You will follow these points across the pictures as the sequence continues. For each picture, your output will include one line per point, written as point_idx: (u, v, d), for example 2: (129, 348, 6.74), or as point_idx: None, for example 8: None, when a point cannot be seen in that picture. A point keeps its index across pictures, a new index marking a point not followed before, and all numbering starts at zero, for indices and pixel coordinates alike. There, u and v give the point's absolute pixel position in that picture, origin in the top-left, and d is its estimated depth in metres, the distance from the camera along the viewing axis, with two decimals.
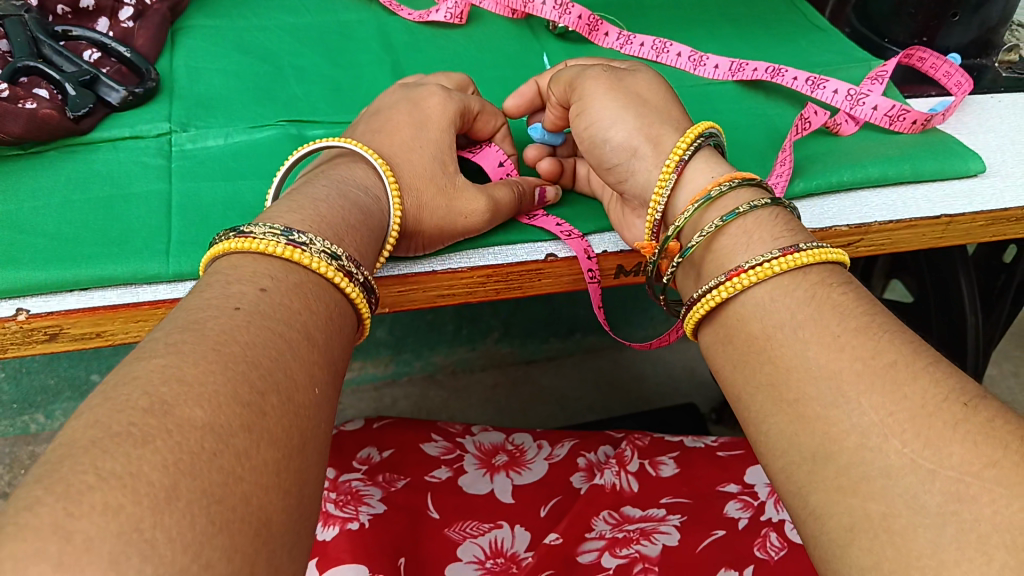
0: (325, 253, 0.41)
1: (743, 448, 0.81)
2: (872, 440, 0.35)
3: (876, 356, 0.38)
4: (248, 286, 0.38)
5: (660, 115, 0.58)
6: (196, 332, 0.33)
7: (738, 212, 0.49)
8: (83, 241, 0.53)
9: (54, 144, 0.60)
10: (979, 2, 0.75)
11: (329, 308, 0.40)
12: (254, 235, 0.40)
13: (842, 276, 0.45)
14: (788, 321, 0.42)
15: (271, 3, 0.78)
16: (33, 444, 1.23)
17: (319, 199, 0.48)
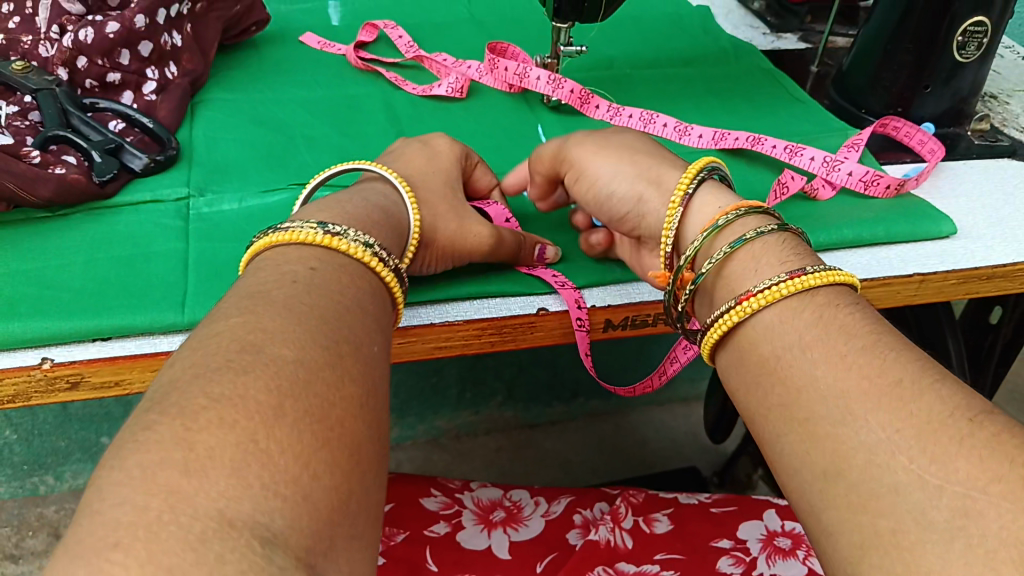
0: (360, 241, 0.48)
1: (736, 504, 0.83)
2: (879, 457, 0.37)
3: (882, 375, 0.40)
4: (299, 265, 0.45)
5: (656, 159, 0.62)
6: (226, 347, 0.37)
7: (747, 240, 0.51)
8: (105, 293, 0.57)
9: (80, 208, 0.64)
10: (949, 74, 0.80)
11: (369, 283, 0.47)
12: (290, 228, 0.47)
13: (850, 296, 0.47)
14: (796, 342, 0.44)
15: (286, 78, 0.83)
16: (42, 506, 1.25)
17: (352, 201, 0.54)
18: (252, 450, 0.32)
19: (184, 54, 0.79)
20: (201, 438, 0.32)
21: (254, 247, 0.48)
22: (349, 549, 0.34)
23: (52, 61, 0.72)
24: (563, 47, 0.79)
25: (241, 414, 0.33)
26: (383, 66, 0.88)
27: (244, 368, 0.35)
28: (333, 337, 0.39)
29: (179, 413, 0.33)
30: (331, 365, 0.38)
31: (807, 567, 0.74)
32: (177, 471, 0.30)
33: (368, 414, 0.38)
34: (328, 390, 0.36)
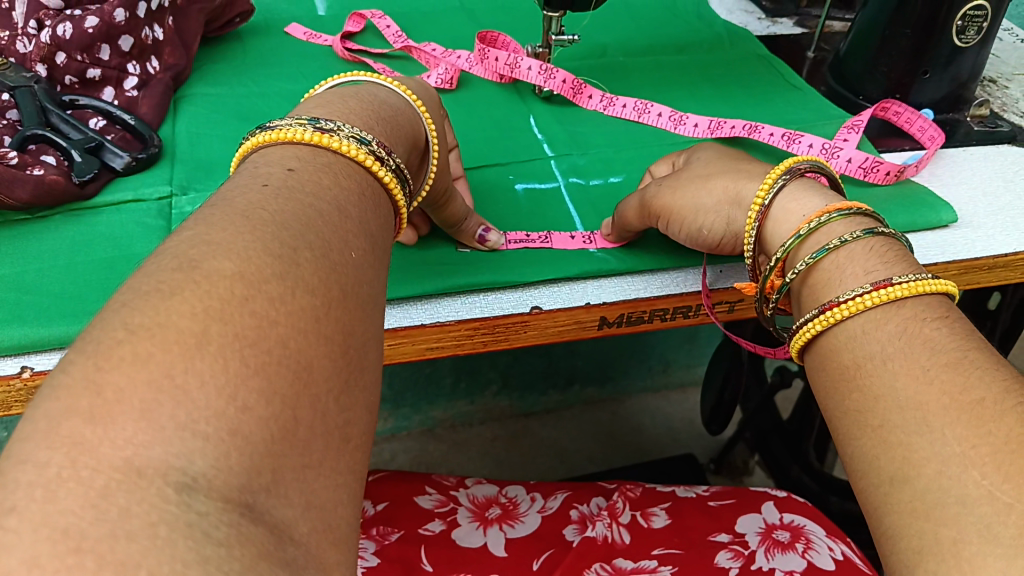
0: (352, 138, 0.45)
1: (734, 497, 0.82)
2: (951, 469, 0.37)
3: (964, 392, 0.39)
4: (276, 168, 0.42)
5: (739, 175, 0.60)
6: (165, 264, 0.32)
7: (833, 245, 0.50)
8: (85, 297, 0.56)
9: (60, 209, 0.62)
10: (948, 59, 0.79)
11: (359, 183, 0.43)
12: (279, 127, 0.44)
13: (940, 309, 0.45)
14: (878, 352, 0.44)
15: (271, 70, 0.82)
16: None
17: (337, 98, 0.51)
18: (165, 389, 0.27)
19: (166, 47, 0.77)
20: (111, 379, 0.27)
21: (251, 142, 0.45)
22: (302, 479, 0.29)
23: (30, 57, 0.70)
24: (555, 36, 0.77)
25: (157, 345, 0.28)
26: (371, 56, 0.86)
27: (175, 289, 0.30)
28: (287, 247, 0.35)
29: (93, 349, 0.28)
30: (281, 285, 0.33)
31: (806, 561, 0.72)
32: (82, 420, 0.26)
33: (331, 323, 0.34)
34: (268, 306, 0.32)
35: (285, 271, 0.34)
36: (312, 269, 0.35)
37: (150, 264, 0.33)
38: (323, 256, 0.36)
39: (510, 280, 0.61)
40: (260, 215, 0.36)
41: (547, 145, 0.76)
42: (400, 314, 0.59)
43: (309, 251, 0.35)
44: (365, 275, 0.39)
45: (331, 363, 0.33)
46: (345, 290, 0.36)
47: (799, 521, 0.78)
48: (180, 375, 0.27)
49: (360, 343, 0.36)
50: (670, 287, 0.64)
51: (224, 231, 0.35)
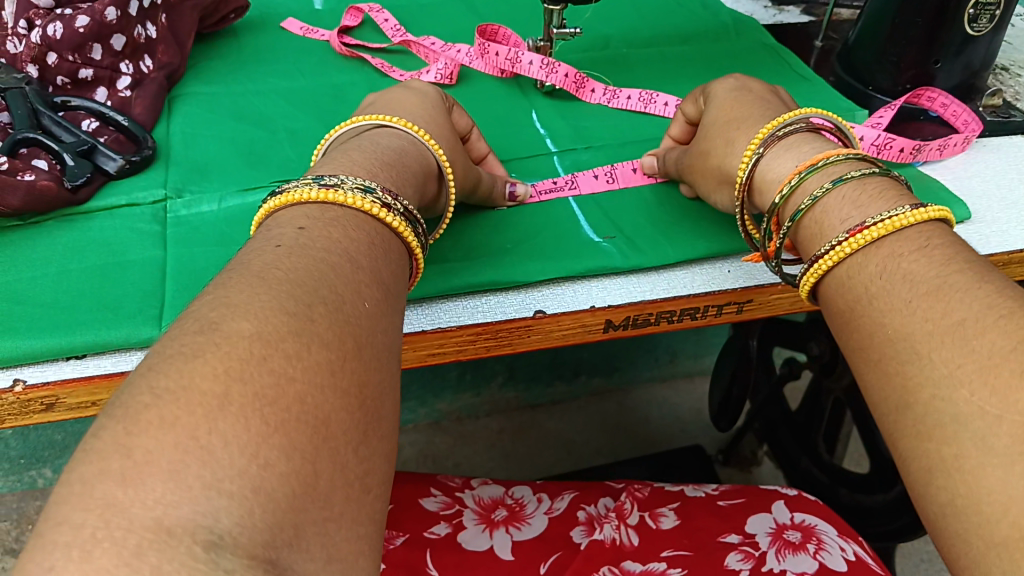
0: (358, 189, 0.43)
1: (744, 496, 0.81)
2: (942, 391, 0.37)
3: (945, 316, 0.39)
4: (287, 228, 0.40)
5: (727, 145, 0.61)
6: (187, 327, 0.32)
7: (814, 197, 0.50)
8: (79, 307, 0.54)
9: (53, 215, 0.61)
10: (959, 48, 0.77)
11: (368, 234, 0.42)
12: (286, 189, 0.43)
13: (920, 236, 0.44)
14: (866, 296, 0.44)
15: (266, 67, 0.80)
16: (40, 498, 1.28)
17: (344, 149, 0.52)
18: (191, 450, 0.26)
19: (159, 46, 0.75)
20: (140, 441, 0.26)
21: (261, 207, 0.44)
22: (324, 533, 0.28)
23: (20, 58, 0.69)
24: (556, 30, 0.75)
25: (181, 408, 0.27)
26: (370, 51, 0.84)
27: (196, 352, 0.30)
28: (302, 304, 0.34)
29: (123, 414, 0.27)
30: (297, 341, 0.32)
31: (818, 562, 0.71)
32: (116, 482, 0.25)
33: (347, 377, 0.32)
34: (286, 364, 0.30)
35: (304, 329, 0.32)
36: (330, 323, 0.33)
37: (176, 327, 0.32)
38: (341, 311, 0.35)
39: (513, 280, 0.60)
40: (275, 274, 0.35)
41: (549, 140, 0.75)
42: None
43: (324, 308, 0.34)
44: (385, 327, 0.37)
45: (349, 415, 0.31)
46: (360, 340, 0.34)
47: (810, 519, 0.76)
48: (205, 435, 0.27)
49: (375, 379, 0.34)
50: (678, 289, 0.62)
51: (244, 291, 0.34)
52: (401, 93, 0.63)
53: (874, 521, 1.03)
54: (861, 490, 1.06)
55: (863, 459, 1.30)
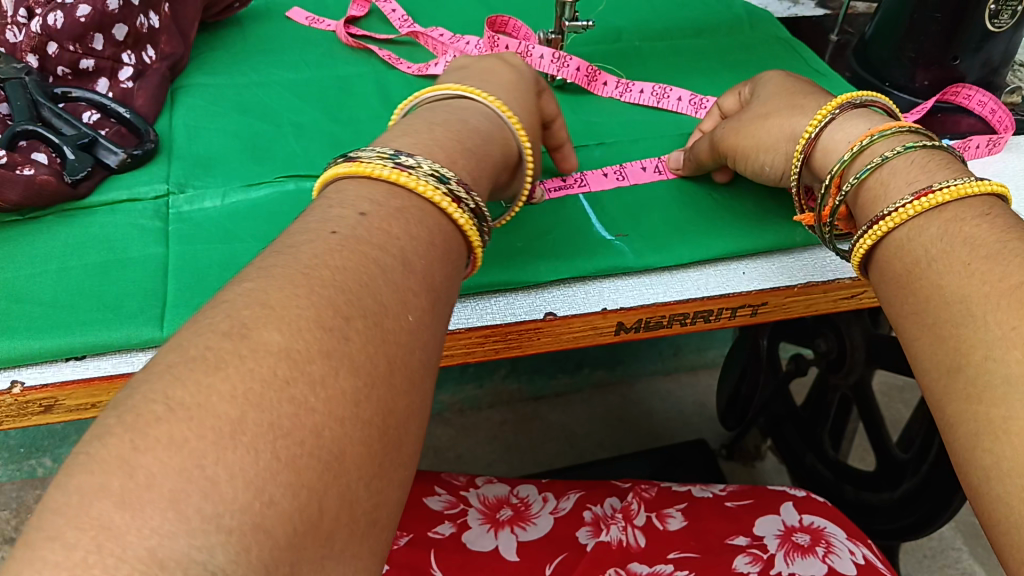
0: (432, 178, 0.42)
1: (753, 497, 0.80)
2: (996, 352, 0.39)
3: (1005, 278, 0.41)
4: (348, 210, 0.39)
5: (791, 109, 0.61)
6: (217, 325, 0.31)
7: (881, 161, 0.52)
8: (79, 306, 0.53)
9: (52, 210, 0.60)
10: (978, 44, 0.75)
11: (429, 227, 0.40)
12: (364, 159, 0.42)
13: (983, 209, 0.46)
14: (925, 257, 0.46)
15: (272, 58, 0.78)
16: (39, 487, 1.27)
17: (423, 122, 0.50)
18: (194, 478, 0.25)
19: (162, 36, 0.74)
20: (143, 461, 0.25)
21: (336, 168, 0.43)
22: (319, 567, 0.27)
23: (20, 48, 0.67)
24: (568, 22, 0.74)
25: (192, 429, 0.26)
26: (376, 42, 0.83)
27: (218, 362, 0.29)
28: (340, 316, 0.32)
29: (132, 423, 0.27)
30: (325, 362, 0.30)
31: (828, 566, 0.70)
32: (112, 504, 0.24)
33: (372, 408, 0.31)
34: (309, 391, 0.29)
35: (333, 348, 0.31)
36: (363, 341, 0.32)
37: (206, 322, 0.31)
38: (378, 325, 0.33)
39: (522, 281, 0.59)
40: (320, 271, 0.34)
41: None
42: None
43: (363, 322, 0.33)
44: (425, 344, 0.36)
45: (367, 449, 0.30)
46: (393, 361, 0.33)
47: (819, 522, 0.75)
48: (211, 466, 0.26)
49: (406, 400, 0.33)
50: (690, 291, 0.61)
51: (275, 287, 0.33)
52: (483, 65, 0.61)
53: (880, 520, 1.02)
54: (867, 488, 1.05)
55: (868, 456, 1.29)
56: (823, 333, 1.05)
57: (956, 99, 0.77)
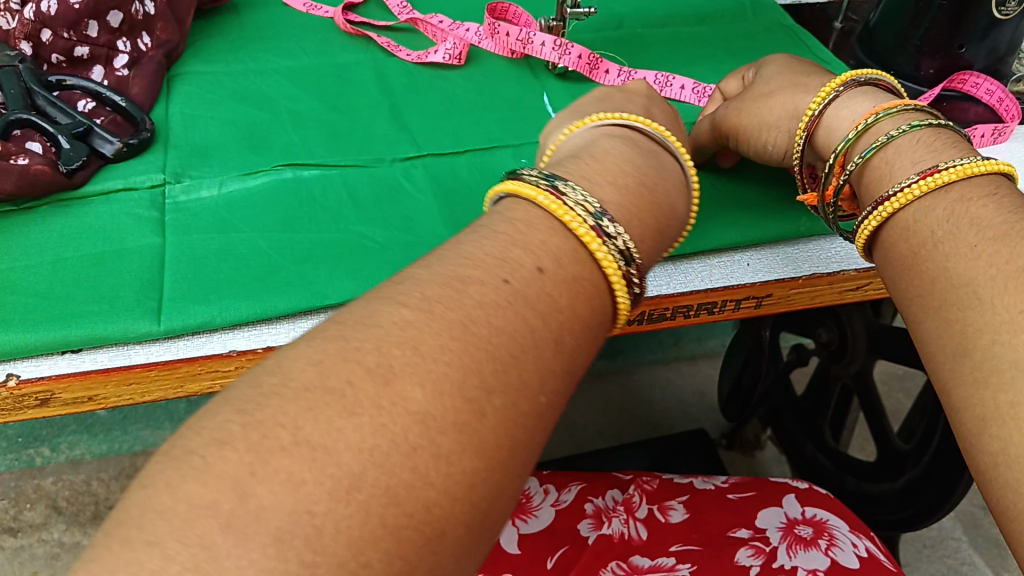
0: (620, 256, 0.39)
1: (755, 489, 0.79)
2: (1003, 337, 0.39)
3: (1011, 261, 0.41)
4: (531, 263, 0.36)
5: (797, 87, 0.61)
6: (373, 355, 0.30)
7: (890, 140, 0.52)
8: (74, 297, 0.52)
9: (46, 199, 0.59)
10: (985, 32, 0.74)
11: (594, 306, 0.38)
12: (566, 200, 0.39)
13: (990, 187, 0.46)
14: (930, 237, 0.46)
15: (269, 45, 0.77)
16: (39, 478, 1.26)
17: (619, 157, 0.46)
18: (305, 524, 0.26)
19: (158, 23, 0.73)
20: (258, 491, 0.26)
21: (535, 191, 0.40)
22: None
23: (13, 35, 0.66)
24: (570, 9, 0.73)
25: (315, 472, 0.26)
26: (375, 29, 0.82)
27: (353, 406, 0.28)
28: (482, 387, 0.31)
29: (257, 448, 0.27)
30: (455, 436, 0.29)
31: (830, 559, 0.69)
32: (217, 524, 0.25)
33: (484, 492, 0.30)
34: (432, 464, 0.28)
35: (465, 421, 0.30)
36: (496, 420, 0.31)
37: (353, 346, 0.30)
38: (514, 403, 0.32)
39: None
40: (477, 326, 0.32)
41: None
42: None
43: (501, 396, 0.31)
44: (548, 428, 0.34)
45: (465, 532, 0.29)
46: (513, 445, 0.31)
47: (821, 515, 0.75)
48: (322, 514, 0.26)
49: (516, 470, 0.32)
50: (696, 282, 0.60)
51: (434, 330, 0.32)
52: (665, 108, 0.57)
53: (882, 511, 1.01)
54: (868, 478, 1.05)
55: (868, 446, 1.29)
56: (824, 323, 1.04)
57: (963, 86, 0.77)
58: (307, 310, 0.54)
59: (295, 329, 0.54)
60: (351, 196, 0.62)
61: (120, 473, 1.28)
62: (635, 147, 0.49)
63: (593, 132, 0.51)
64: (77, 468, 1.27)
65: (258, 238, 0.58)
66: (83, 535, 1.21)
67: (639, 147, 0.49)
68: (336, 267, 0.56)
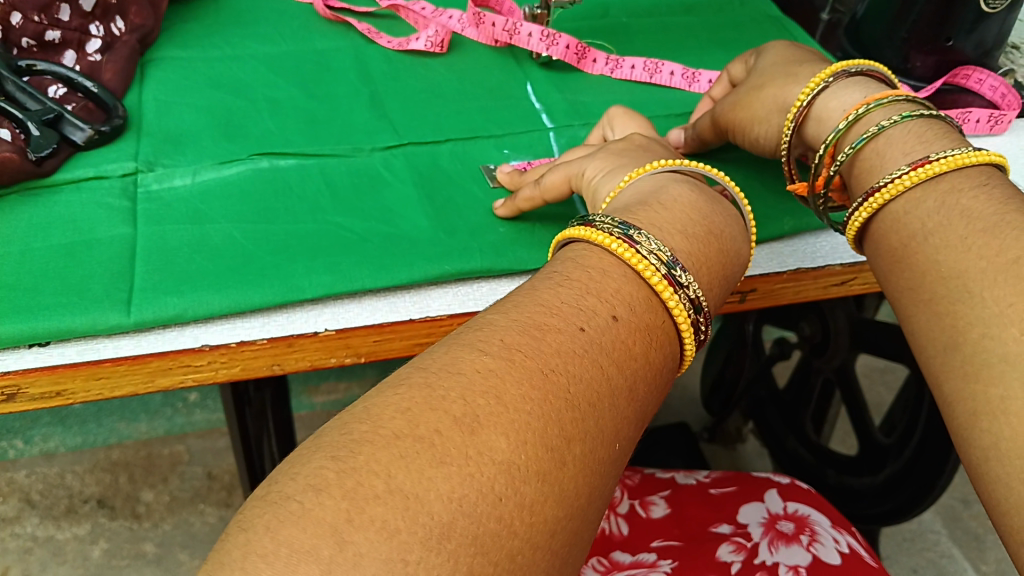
0: (690, 304, 0.43)
1: (736, 484, 0.78)
2: (993, 330, 0.41)
3: (1001, 254, 0.43)
4: (604, 310, 0.40)
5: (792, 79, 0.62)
6: (458, 407, 0.32)
7: (882, 131, 0.53)
8: (42, 289, 0.51)
9: (15, 187, 0.57)
10: (973, 23, 0.74)
11: (663, 352, 0.42)
12: (639, 249, 0.43)
13: (979, 178, 0.48)
14: (920, 230, 0.47)
15: (247, 31, 0.76)
16: (12, 470, 1.24)
17: (686, 205, 0.49)
18: (398, 571, 0.27)
19: (131, 7, 0.71)
20: (354, 538, 0.28)
21: (611, 240, 0.43)
22: None
23: None
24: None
25: (407, 519, 0.29)
26: (355, 16, 0.80)
27: (443, 456, 0.31)
28: (562, 436, 0.34)
29: (351, 499, 0.29)
30: (538, 485, 0.32)
31: (811, 555, 0.69)
32: (318, 570, 0.27)
33: (564, 539, 0.33)
34: (517, 512, 0.31)
35: (547, 470, 0.33)
36: (575, 469, 0.33)
37: (439, 395, 0.33)
38: (592, 450, 0.35)
39: (504, 265, 0.57)
40: (558, 375, 0.35)
41: (544, 115, 0.71)
42: (357, 309, 0.54)
43: (580, 444, 0.34)
44: (621, 468, 0.37)
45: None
46: (592, 495, 0.34)
47: (803, 510, 0.74)
48: (415, 562, 0.28)
49: (593, 514, 0.35)
50: None
51: (512, 380, 0.34)
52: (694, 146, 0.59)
53: (865, 505, 1.01)
54: (850, 472, 1.04)
55: (849, 439, 1.29)
56: (807, 316, 1.03)
57: (965, 82, 0.77)
58: (282, 304, 0.53)
59: (268, 325, 0.52)
60: (327, 185, 0.61)
61: (94, 466, 1.26)
62: (700, 192, 0.51)
63: (656, 177, 0.52)
64: (51, 461, 1.26)
65: (235, 229, 0.56)
66: (56, 528, 1.20)
67: (706, 193, 0.52)
68: (314, 260, 0.55)
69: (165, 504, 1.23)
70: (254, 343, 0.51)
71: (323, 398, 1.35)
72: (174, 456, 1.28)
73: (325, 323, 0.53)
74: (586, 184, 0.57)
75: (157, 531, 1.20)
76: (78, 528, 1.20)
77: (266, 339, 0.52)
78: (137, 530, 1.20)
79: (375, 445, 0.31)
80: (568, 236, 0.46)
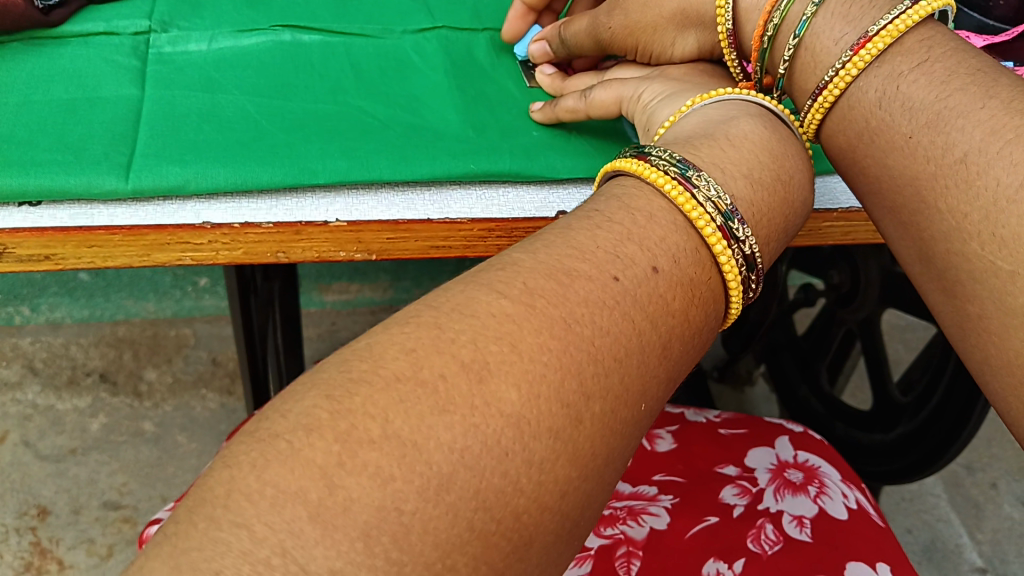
0: (742, 260, 0.39)
1: (747, 427, 0.74)
2: (955, 243, 0.38)
3: (946, 152, 0.39)
4: (641, 259, 0.36)
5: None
6: (467, 344, 0.30)
7: (807, 22, 0.47)
8: (37, 143, 0.47)
9: (19, 36, 0.53)
10: None
11: (704, 306, 0.38)
12: (696, 194, 0.39)
13: (921, 50, 0.43)
14: (865, 127, 0.44)
15: None
16: (17, 336, 1.23)
17: (754, 142, 0.45)
18: (392, 519, 0.26)
19: None
20: (345, 482, 0.26)
21: (665, 179, 0.39)
22: None
23: None
24: None
25: (402, 467, 0.27)
26: None
27: (446, 403, 0.28)
28: (581, 391, 0.31)
29: (339, 435, 0.27)
30: (549, 442, 0.30)
31: (818, 507, 0.66)
32: (306, 512, 0.26)
33: (575, 500, 0.31)
34: (525, 470, 0.29)
35: (561, 427, 0.30)
36: (592, 428, 0.31)
37: (448, 338, 0.30)
38: (614, 409, 0.32)
39: (538, 172, 0.53)
40: (581, 326, 0.32)
41: None
42: (374, 203, 0.50)
43: (600, 402, 0.32)
44: (646, 428, 0.35)
45: (553, 542, 0.30)
46: (609, 456, 0.32)
47: (813, 461, 0.70)
48: (410, 512, 0.26)
49: (612, 472, 0.33)
50: None
51: (531, 327, 0.31)
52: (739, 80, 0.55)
53: (869, 460, 0.97)
54: (859, 427, 1.00)
55: (858, 394, 1.26)
56: (837, 264, 0.98)
57: None
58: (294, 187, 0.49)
59: (277, 209, 0.49)
60: (353, 67, 0.56)
61: (99, 340, 1.25)
62: (771, 127, 0.46)
63: (724, 105, 0.48)
64: (56, 331, 1.25)
65: (247, 102, 0.52)
66: (57, 398, 1.19)
67: (777, 128, 0.47)
68: (330, 143, 0.51)
69: (167, 385, 1.22)
70: (258, 226, 0.48)
71: (334, 296, 1.33)
72: (180, 338, 1.27)
73: (337, 214, 0.49)
74: (641, 108, 0.53)
75: (158, 411, 1.19)
76: (79, 400, 1.19)
77: (271, 223, 0.48)
78: (137, 408, 1.19)
79: (379, 381, 0.28)
80: (612, 167, 0.42)
